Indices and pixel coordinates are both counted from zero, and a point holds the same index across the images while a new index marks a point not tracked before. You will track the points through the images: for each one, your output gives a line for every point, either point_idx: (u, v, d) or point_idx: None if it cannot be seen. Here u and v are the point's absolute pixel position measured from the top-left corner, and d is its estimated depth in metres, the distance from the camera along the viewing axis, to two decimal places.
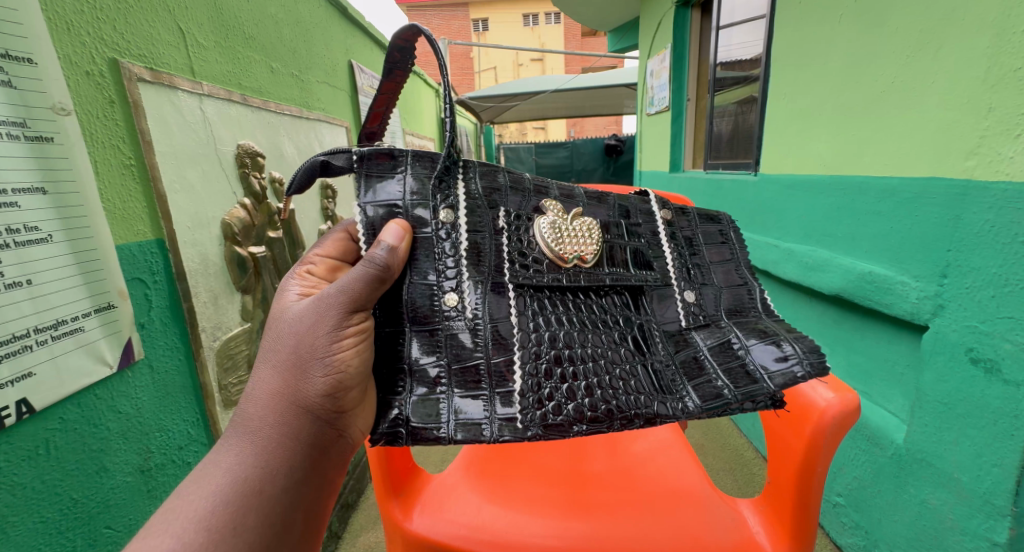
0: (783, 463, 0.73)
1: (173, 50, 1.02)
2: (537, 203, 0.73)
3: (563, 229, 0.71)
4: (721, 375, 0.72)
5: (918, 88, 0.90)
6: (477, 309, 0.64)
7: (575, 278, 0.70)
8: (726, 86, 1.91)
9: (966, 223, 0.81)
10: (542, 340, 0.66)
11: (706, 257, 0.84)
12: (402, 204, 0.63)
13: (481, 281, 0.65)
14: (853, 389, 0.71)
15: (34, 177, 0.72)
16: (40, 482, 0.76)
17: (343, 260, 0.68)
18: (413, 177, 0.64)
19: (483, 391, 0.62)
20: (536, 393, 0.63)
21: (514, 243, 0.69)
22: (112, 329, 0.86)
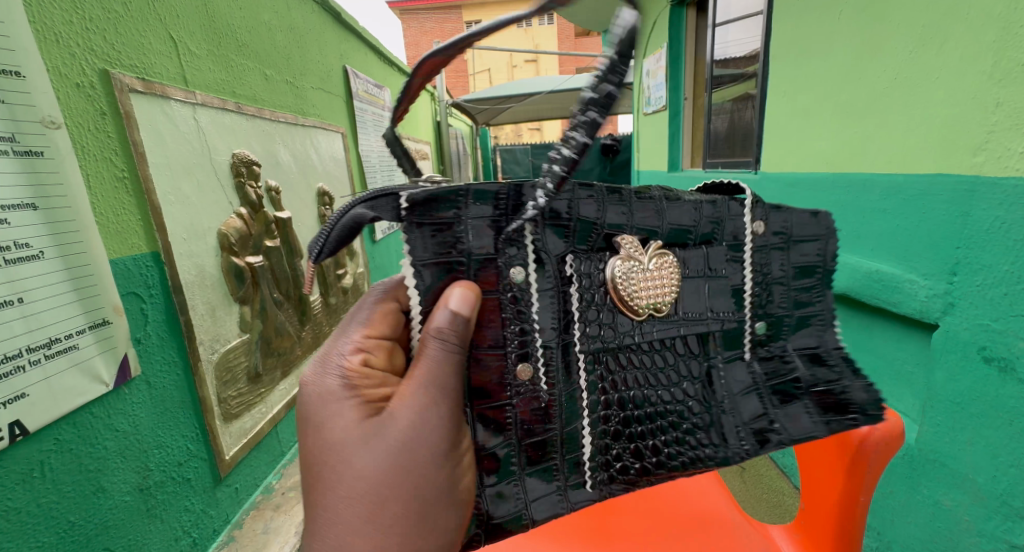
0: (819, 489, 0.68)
1: (165, 60, 1.00)
2: (610, 234, 0.55)
3: (645, 272, 0.55)
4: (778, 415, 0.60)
5: (922, 84, 0.89)
6: (552, 381, 0.52)
7: (648, 330, 0.57)
8: (723, 83, 1.90)
9: (976, 220, 0.80)
10: (619, 403, 0.56)
11: (789, 273, 0.63)
12: (463, 260, 0.49)
13: (551, 349, 0.52)
14: (896, 411, 0.62)
15: (24, 193, 0.71)
16: (35, 506, 0.74)
17: (394, 339, 0.52)
18: (473, 219, 0.48)
19: (554, 461, 0.54)
20: (605, 455, 0.55)
21: (587, 295, 0.54)
22: (107, 345, 0.84)
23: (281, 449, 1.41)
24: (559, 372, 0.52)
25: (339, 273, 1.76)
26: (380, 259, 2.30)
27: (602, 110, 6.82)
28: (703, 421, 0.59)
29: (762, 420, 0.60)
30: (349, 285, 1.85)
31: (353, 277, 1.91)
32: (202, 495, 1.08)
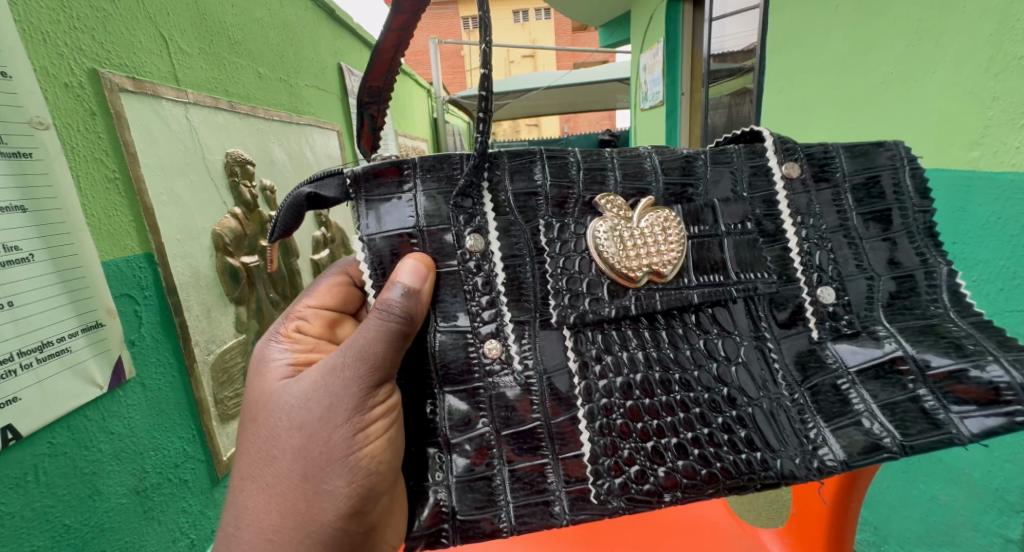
0: (812, 492, 0.69)
1: (156, 59, 0.99)
2: (591, 198, 0.57)
3: (633, 240, 0.55)
4: (877, 415, 0.53)
5: (919, 78, 0.89)
6: (528, 358, 0.54)
7: (648, 302, 0.56)
8: (720, 78, 1.89)
9: (972, 215, 0.80)
10: (625, 388, 0.55)
11: (859, 228, 0.60)
12: (416, 231, 0.54)
13: (527, 321, 0.55)
14: None
15: (12, 196, 0.70)
16: (30, 510, 0.74)
17: (338, 310, 0.64)
18: (424, 194, 0.54)
19: (544, 456, 0.53)
20: (613, 457, 0.53)
21: (564, 268, 0.56)
22: (100, 348, 0.83)
23: None
24: (534, 351, 0.54)
25: None
26: None
27: (599, 106, 6.80)
28: (748, 417, 0.55)
29: (847, 418, 0.54)
30: None
31: None
32: (199, 496, 1.08)
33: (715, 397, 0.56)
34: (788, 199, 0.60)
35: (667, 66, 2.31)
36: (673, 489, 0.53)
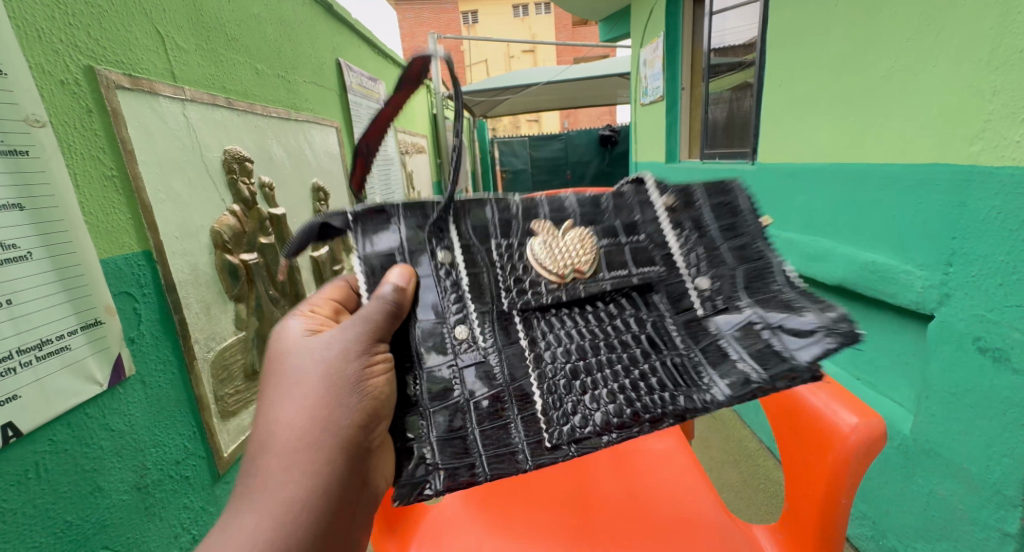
0: (801, 489, 0.65)
1: (152, 55, 0.99)
2: (527, 226, 0.67)
3: (569, 254, 0.65)
4: (747, 357, 0.61)
5: (920, 72, 0.88)
6: (488, 340, 0.63)
7: (575, 291, 0.65)
8: (721, 72, 1.88)
9: (972, 210, 0.80)
10: (557, 357, 0.63)
11: (718, 232, 0.69)
12: (399, 250, 0.62)
13: (487, 314, 0.64)
14: (878, 413, 0.60)
15: (9, 194, 0.70)
16: (31, 507, 0.74)
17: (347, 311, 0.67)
18: (405, 228, 0.62)
19: (509, 418, 0.61)
20: (560, 410, 0.61)
21: (511, 273, 0.65)
22: (100, 345, 0.84)
23: None
24: (493, 331, 0.63)
25: (335, 269, 1.75)
26: None
27: (600, 101, 6.77)
28: (650, 370, 0.63)
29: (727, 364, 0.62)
30: None
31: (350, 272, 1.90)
32: (200, 492, 1.08)
33: (625, 361, 0.64)
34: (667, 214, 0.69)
35: (667, 60, 2.29)
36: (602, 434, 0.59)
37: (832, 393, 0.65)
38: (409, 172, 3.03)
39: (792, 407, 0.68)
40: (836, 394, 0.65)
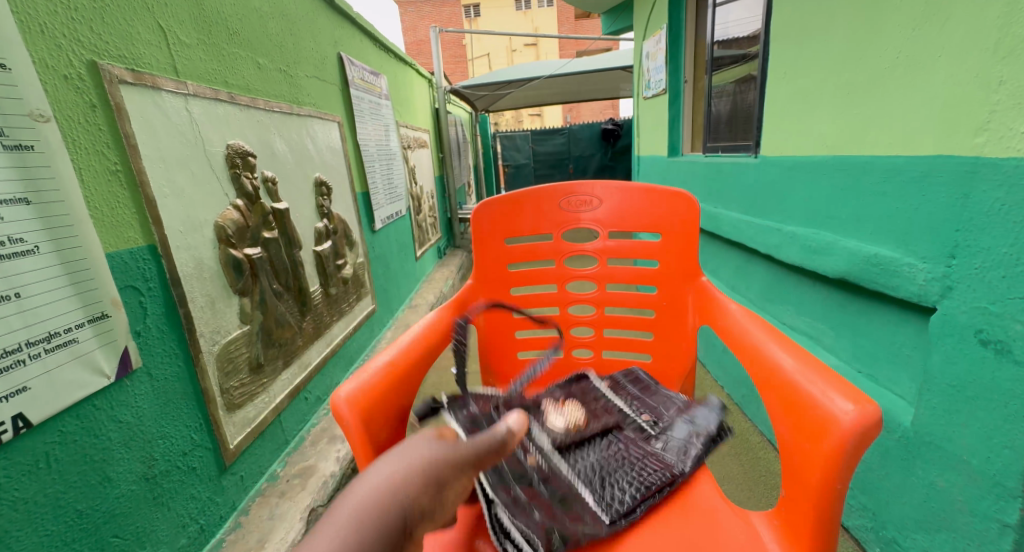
0: (797, 480, 0.62)
1: (154, 50, 0.99)
2: (547, 402, 0.89)
3: (578, 415, 0.86)
4: (686, 459, 0.77)
5: (925, 63, 0.87)
6: (549, 463, 0.76)
7: (597, 428, 0.83)
8: (725, 65, 1.87)
9: (976, 202, 0.79)
10: (601, 471, 0.76)
11: (649, 391, 0.93)
12: (473, 421, 0.80)
13: (543, 448, 0.78)
14: (874, 401, 0.56)
15: (15, 187, 0.70)
16: (42, 496, 0.76)
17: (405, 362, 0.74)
18: (473, 412, 0.82)
19: (587, 522, 0.68)
20: (618, 507, 0.70)
21: (546, 427, 0.83)
22: (107, 338, 0.85)
23: (285, 437, 1.42)
24: (548, 456, 0.77)
25: (338, 264, 1.76)
26: (380, 249, 2.30)
27: (602, 94, 6.75)
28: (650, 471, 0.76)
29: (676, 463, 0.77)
30: (349, 276, 1.85)
31: (353, 266, 1.91)
32: (207, 483, 1.09)
33: (632, 454, 0.79)
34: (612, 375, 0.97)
35: (670, 53, 2.28)
36: (640, 504, 0.70)
37: (828, 381, 0.61)
38: (411, 166, 3.03)
39: (790, 396, 0.64)
40: (832, 381, 0.60)
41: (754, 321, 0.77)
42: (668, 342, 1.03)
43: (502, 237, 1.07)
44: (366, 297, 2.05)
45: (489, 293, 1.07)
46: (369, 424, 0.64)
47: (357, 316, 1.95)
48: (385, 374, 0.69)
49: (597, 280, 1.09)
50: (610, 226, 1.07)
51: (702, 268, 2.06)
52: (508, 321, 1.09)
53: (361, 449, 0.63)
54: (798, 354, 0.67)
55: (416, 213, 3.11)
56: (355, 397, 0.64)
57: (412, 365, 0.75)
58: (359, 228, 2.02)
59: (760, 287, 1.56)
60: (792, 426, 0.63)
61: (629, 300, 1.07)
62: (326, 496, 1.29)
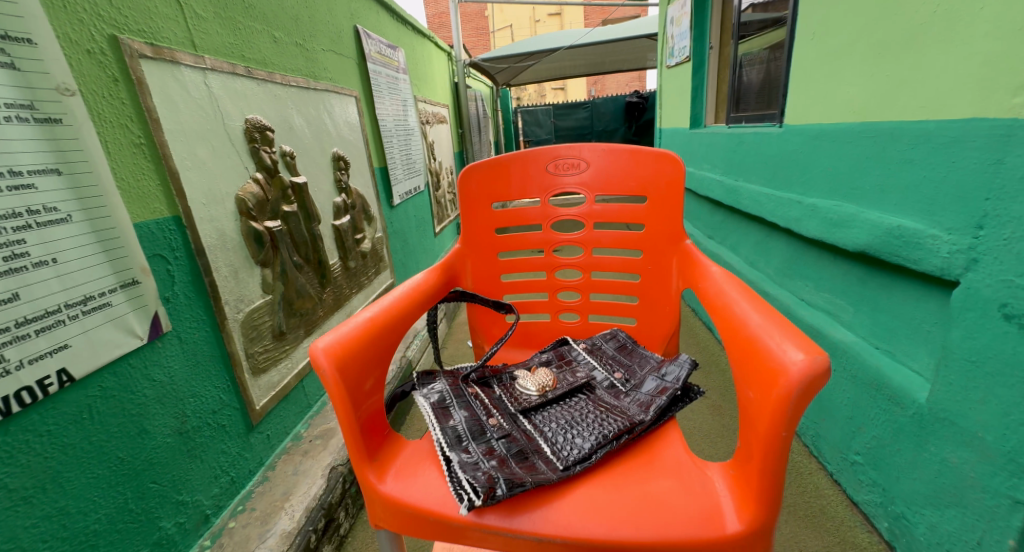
0: (750, 431, 0.62)
1: (173, 24, 1.01)
2: (513, 374, 0.91)
3: (546, 379, 0.87)
4: (651, 409, 0.78)
5: (963, 19, 0.82)
6: (511, 424, 0.78)
7: (558, 390, 0.85)
8: (756, 31, 1.79)
9: (1009, 167, 0.75)
10: (558, 427, 0.78)
11: (622, 355, 0.93)
12: (443, 397, 0.83)
13: (507, 413, 0.81)
14: (822, 350, 0.55)
15: (46, 159, 0.75)
16: (87, 443, 0.82)
17: (387, 321, 0.76)
18: (441, 386, 0.85)
19: (540, 466, 0.70)
20: (569, 451, 0.72)
21: (509, 397, 0.85)
22: (138, 303, 0.90)
23: (308, 401, 1.49)
24: (510, 419, 0.79)
25: (356, 238, 1.79)
26: (398, 224, 2.33)
27: (627, 66, 6.57)
28: (609, 420, 0.77)
29: (641, 414, 0.78)
30: (367, 250, 1.89)
31: (372, 241, 1.95)
32: (235, 439, 1.17)
33: (597, 410, 0.81)
34: (586, 343, 0.98)
35: (696, 19, 2.19)
36: (597, 450, 0.72)
37: (786, 334, 0.60)
38: (431, 141, 3.04)
39: (749, 350, 0.63)
40: (790, 334, 0.60)
41: (730, 282, 0.76)
42: (654, 307, 1.03)
43: (490, 202, 1.08)
44: (385, 271, 2.09)
45: (480, 257, 1.08)
46: (346, 375, 0.67)
47: (376, 288, 2.00)
48: (364, 329, 0.72)
49: (583, 244, 1.08)
50: (597, 191, 1.05)
51: (724, 242, 2.03)
52: (498, 284, 1.10)
53: (339, 398, 0.66)
54: (766, 312, 0.66)
55: (436, 188, 3.14)
56: (333, 348, 0.66)
57: (393, 323, 0.78)
58: (378, 203, 2.05)
59: (779, 262, 1.53)
60: (749, 380, 0.62)
61: (614, 263, 1.06)
62: (345, 456, 1.35)
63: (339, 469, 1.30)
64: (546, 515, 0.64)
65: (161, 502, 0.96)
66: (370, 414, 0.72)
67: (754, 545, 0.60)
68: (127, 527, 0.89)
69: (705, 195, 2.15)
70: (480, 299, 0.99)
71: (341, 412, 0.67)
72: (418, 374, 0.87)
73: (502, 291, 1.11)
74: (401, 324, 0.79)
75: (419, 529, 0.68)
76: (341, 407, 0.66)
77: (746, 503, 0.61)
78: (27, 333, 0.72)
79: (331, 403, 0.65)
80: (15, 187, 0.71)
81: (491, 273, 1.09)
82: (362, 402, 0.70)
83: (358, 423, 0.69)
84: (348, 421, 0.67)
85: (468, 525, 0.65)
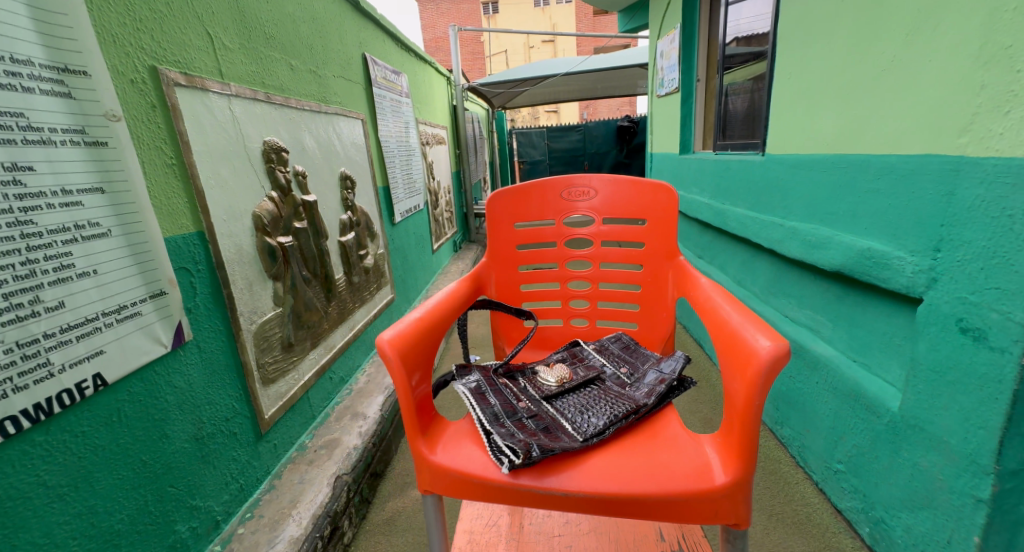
0: (732, 407, 0.69)
1: (203, 55, 1.09)
2: (535, 368, 0.98)
3: (564, 372, 0.94)
4: (654, 395, 0.84)
5: (916, 66, 0.93)
6: (538, 407, 0.85)
7: (574, 382, 0.92)
8: (739, 64, 1.92)
9: (959, 199, 0.85)
10: (576, 409, 0.84)
11: (628, 353, 1.00)
12: (478, 384, 0.89)
13: (533, 398, 0.87)
14: (783, 339, 0.63)
15: (93, 179, 0.81)
16: (115, 445, 0.86)
17: (435, 320, 0.83)
18: (476, 375, 0.92)
19: (565, 438, 0.77)
20: (584, 426, 0.79)
21: (532, 386, 0.92)
22: (165, 313, 0.95)
23: (313, 412, 1.54)
24: (537, 404, 0.86)
25: (360, 254, 1.86)
26: (399, 241, 2.40)
27: (618, 92, 6.79)
28: (619, 404, 0.84)
29: (645, 399, 0.85)
30: (370, 266, 1.95)
31: (374, 257, 2.01)
32: (245, 447, 1.21)
33: (608, 397, 0.87)
34: (595, 344, 1.05)
35: (684, 52, 2.32)
36: (611, 426, 0.78)
37: (758, 326, 0.68)
38: (430, 162, 3.14)
39: (728, 342, 0.71)
40: (761, 326, 0.68)
41: (716, 290, 0.84)
42: (651, 317, 1.10)
43: (510, 222, 1.15)
44: (385, 286, 2.15)
45: (500, 268, 1.14)
46: (406, 361, 0.73)
47: (377, 303, 2.05)
48: (419, 324, 0.79)
49: (591, 259, 1.16)
50: (603, 214, 1.14)
51: (713, 262, 2.12)
52: (516, 292, 1.17)
53: (401, 380, 0.73)
54: (743, 311, 0.74)
55: (434, 207, 3.21)
56: (396, 337, 0.73)
57: (438, 320, 0.84)
58: (380, 221, 2.12)
59: (765, 281, 1.62)
60: (729, 367, 0.70)
61: (619, 276, 1.13)
62: (350, 465, 1.39)
63: (344, 478, 1.34)
64: (569, 477, 0.70)
65: (177, 506, 0.99)
66: (423, 399, 0.78)
67: (740, 498, 0.67)
68: (146, 529, 0.92)
69: (695, 217, 2.26)
70: (507, 307, 1.06)
71: (402, 392, 0.73)
72: (457, 366, 0.94)
73: (519, 300, 1.17)
74: (445, 322, 0.86)
75: (465, 493, 0.73)
76: (403, 387, 0.73)
77: (733, 460, 0.67)
78: (69, 339, 0.78)
79: (394, 384, 0.72)
80: (65, 204, 0.77)
81: (509, 283, 1.16)
82: (417, 387, 0.76)
83: (415, 403, 0.75)
84: (407, 402, 0.74)
85: (507, 485, 0.70)
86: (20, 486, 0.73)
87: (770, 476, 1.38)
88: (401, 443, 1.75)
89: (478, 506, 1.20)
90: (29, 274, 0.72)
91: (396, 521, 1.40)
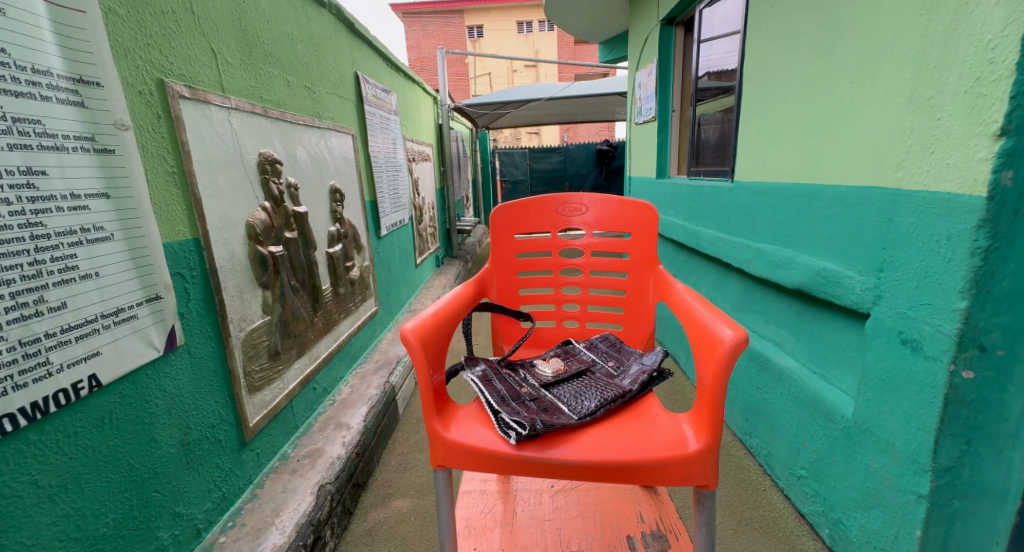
0: (702, 389, 0.76)
1: (206, 69, 1.14)
2: (532, 362, 1.04)
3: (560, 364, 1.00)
4: (640, 381, 0.91)
5: (860, 108, 1.04)
6: (539, 393, 0.90)
7: (569, 372, 0.98)
8: (710, 97, 2.06)
9: (897, 225, 0.95)
10: (572, 394, 0.90)
11: (616, 349, 1.07)
12: (483, 372, 0.95)
13: (532, 387, 0.93)
14: (742, 329, 0.71)
15: (99, 184, 0.84)
16: (104, 446, 0.87)
17: (448, 315, 0.89)
18: (481, 364, 0.97)
19: (563, 416, 0.82)
20: (579, 407, 0.85)
21: (531, 376, 0.97)
22: (159, 317, 0.97)
23: (296, 422, 1.54)
24: (537, 390, 0.91)
25: (347, 265, 1.89)
26: (384, 254, 2.43)
27: (598, 118, 7.02)
28: (610, 389, 0.90)
29: (631, 384, 0.91)
30: (356, 277, 1.98)
31: (360, 269, 2.04)
32: (229, 454, 1.21)
33: (600, 384, 0.93)
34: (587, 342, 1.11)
35: (660, 83, 2.47)
36: (604, 406, 0.84)
37: (722, 319, 0.76)
38: (415, 178, 3.19)
39: (699, 333, 0.78)
40: (723, 319, 0.76)
41: (689, 292, 0.92)
42: (635, 324, 1.17)
43: (509, 234, 1.21)
44: (370, 299, 2.17)
45: (497, 274, 1.19)
46: (427, 348, 0.79)
47: (361, 315, 2.07)
48: (436, 316, 0.84)
49: (582, 268, 1.23)
50: (593, 228, 1.21)
51: (687, 281, 2.23)
52: (509, 297, 1.22)
53: (421, 364, 0.77)
54: (710, 308, 0.81)
55: (418, 222, 3.25)
56: (417, 327, 0.79)
57: (451, 315, 0.90)
58: (367, 234, 2.15)
59: (735, 298, 1.72)
60: (699, 355, 0.77)
61: (606, 285, 1.20)
62: (333, 475, 1.40)
63: (327, 488, 1.35)
64: (566, 450, 0.75)
65: (160, 512, 1.00)
66: (439, 384, 0.84)
67: (713, 465, 0.73)
68: (130, 533, 0.92)
69: (670, 237, 2.37)
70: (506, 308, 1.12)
71: (422, 376, 0.78)
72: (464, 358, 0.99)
73: (512, 305, 1.22)
74: (456, 317, 0.92)
75: (474, 467, 0.77)
76: (422, 371, 0.78)
77: (705, 430, 0.74)
78: (68, 339, 0.80)
79: (415, 368, 0.77)
80: (73, 208, 0.79)
81: (505, 289, 1.20)
82: (434, 373, 0.81)
83: (432, 386, 0.80)
84: (426, 385, 0.79)
85: (514, 456, 0.75)
86: (13, 484, 0.74)
87: (740, 483, 1.45)
88: (383, 454, 1.76)
89: (474, 495, 1.24)
90: (35, 274, 0.75)
91: (377, 532, 1.41)
